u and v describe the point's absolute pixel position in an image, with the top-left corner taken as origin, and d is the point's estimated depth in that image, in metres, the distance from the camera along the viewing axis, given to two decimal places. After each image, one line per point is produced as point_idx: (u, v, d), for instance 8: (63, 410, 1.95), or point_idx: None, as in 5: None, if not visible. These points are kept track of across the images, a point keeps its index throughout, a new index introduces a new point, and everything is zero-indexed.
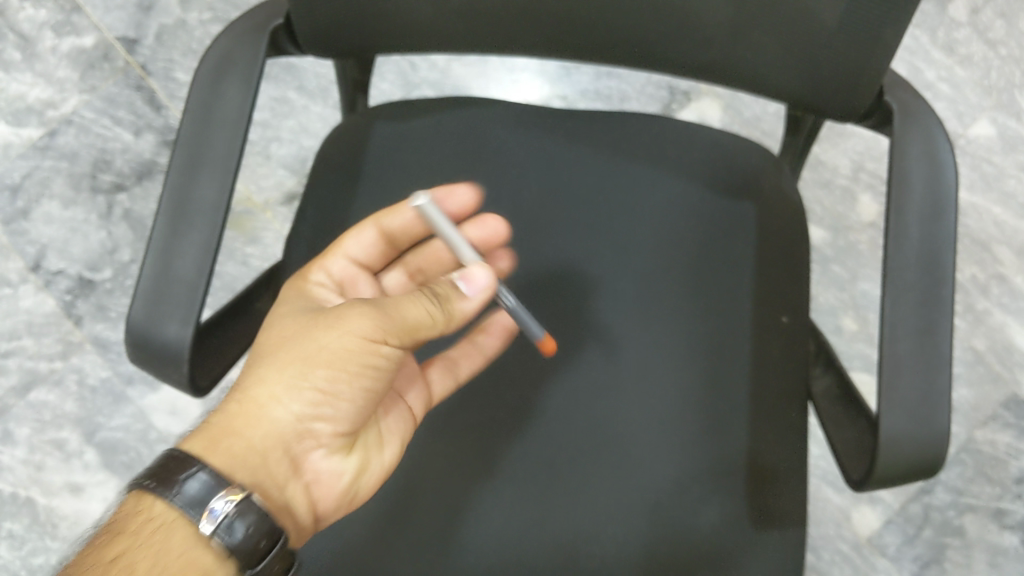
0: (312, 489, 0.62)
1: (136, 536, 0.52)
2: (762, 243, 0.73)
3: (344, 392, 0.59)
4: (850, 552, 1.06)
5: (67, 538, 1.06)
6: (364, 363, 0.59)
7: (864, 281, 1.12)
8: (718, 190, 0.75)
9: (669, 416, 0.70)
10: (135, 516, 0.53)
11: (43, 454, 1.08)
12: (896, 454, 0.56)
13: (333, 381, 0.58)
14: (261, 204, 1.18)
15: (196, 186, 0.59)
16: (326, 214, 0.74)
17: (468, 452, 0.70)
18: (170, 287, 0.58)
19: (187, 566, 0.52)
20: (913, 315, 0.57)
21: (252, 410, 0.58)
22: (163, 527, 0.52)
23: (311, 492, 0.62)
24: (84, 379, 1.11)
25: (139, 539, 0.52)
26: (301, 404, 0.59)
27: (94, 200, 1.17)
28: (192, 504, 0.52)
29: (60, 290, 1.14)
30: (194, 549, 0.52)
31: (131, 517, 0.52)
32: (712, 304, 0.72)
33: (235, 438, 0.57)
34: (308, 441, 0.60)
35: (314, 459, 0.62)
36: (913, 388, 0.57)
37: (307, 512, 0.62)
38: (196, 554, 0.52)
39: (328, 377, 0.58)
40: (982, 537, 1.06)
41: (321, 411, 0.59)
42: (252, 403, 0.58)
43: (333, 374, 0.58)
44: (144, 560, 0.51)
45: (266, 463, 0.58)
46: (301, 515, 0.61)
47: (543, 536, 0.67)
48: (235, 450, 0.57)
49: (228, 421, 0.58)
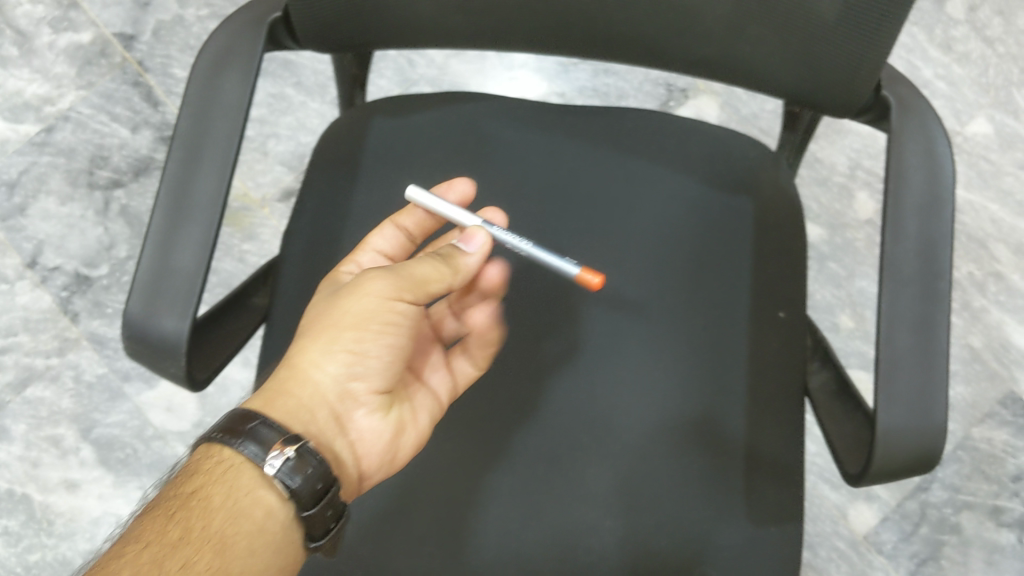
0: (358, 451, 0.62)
1: (209, 477, 0.54)
2: (760, 238, 0.73)
3: (371, 347, 0.61)
4: (847, 549, 1.06)
5: (63, 534, 1.05)
6: (384, 321, 0.61)
7: (861, 278, 1.12)
8: (716, 185, 0.75)
9: (668, 408, 0.70)
10: (207, 458, 0.55)
11: (39, 450, 1.08)
12: (894, 448, 0.56)
13: (360, 337, 0.60)
14: (258, 200, 1.18)
15: (194, 178, 0.59)
16: (323, 208, 0.74)
17: (467, 444, 0.70)
18: (169, 279, 0.58)
19: (255, 506, 0.54)
20: (911, 309, 0.57)
21: (293, 374, 0.60)
22: (233, 468, 0.54)
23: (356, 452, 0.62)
24: (81, 376, 1.11)
25: (211, 479, 0.54)
26: (337, 364, 0.60)
27: (91, 196, 1.17)
28: (261, 445, 0.54)
29: (57, 286, 1.14)
30: (260, 490, 0.54)
31: (205, 465, 0.54)
32: (711, 297, 0.72)
33: (283, 400, 0.59)
34: (348, 400, 0.62)
35: (356, 423, 0.62)
36: (911, 382, 0.57)
37: (354, 469, 0.62)
38: (263, 495, 0.54)
39: (355, 333, 0.60)
40: (979, 534, 1.06)
41: (356, 370, 0.61)
42: (291, 369, 0.60)
43: (359, 333, 0.60)
44: (217, 498, 0.53)
45: (315, 418, 0.60)
46: (350, 472, 0.62)
47: (542, 529, 0.68)
48: (288, 408, 0.59)
49: (273, 387, 0.59)
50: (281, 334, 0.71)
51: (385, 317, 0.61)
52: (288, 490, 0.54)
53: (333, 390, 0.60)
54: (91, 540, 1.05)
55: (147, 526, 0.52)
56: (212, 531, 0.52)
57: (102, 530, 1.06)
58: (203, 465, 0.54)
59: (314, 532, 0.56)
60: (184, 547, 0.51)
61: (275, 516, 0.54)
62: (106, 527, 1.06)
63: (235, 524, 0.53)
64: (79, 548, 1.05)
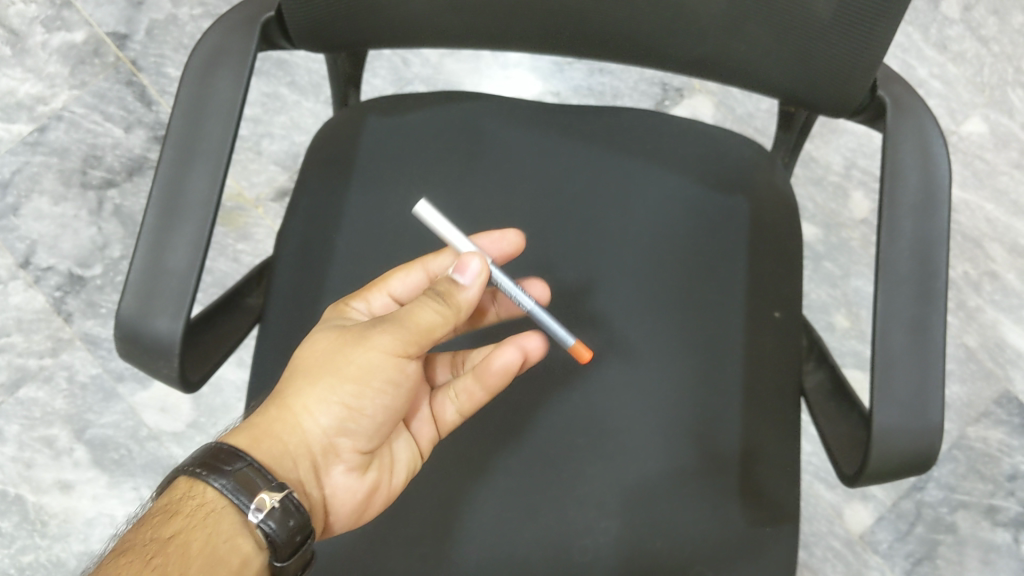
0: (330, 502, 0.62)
1: (186, 520, 0.52)
2: (756, 237, 0.73)
3: (368, 405, 0.60)
4: (842, 549, 1.06)
5: (56, 535, 1.05)
6: (387, 379, 0.59)
7: (856, 277, 1.12)
8: (711, 183, 0.74)
9: (664, 409, 0.70)
10: (186, 500, 0.53)
11: (33, 451, 1.08)
12: (888, 448, 0.57)
13: (359, 393, 0.59)
14: (252, 200, 1.17)
15: (187, 179, 0.58)
16: (317, 208, 0.74)
17: (463, 446, 0.70)
18: (162, 280, 0.57)
19: (233, 554, 0.53)
20: (907, 309, 0.57)
21: (287, 415, 0.59)
22: (213, 513, 0.53)
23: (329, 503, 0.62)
24: (75, 376, 1.10)
25: (191, 522, 0.52)
26: (330, 417, 0.59)
27: (85, 196, 1.16)
28: (243, 488, 0.53)
29: (50, 286, 1.13)
30: (239, 537, 0.54)
31: (181, 508, 0.53)
32: (707, 298, 0.72)
33: (268, 443, 0.58)
34: (331, 452, 0.61)
35: (334, 473, 0.62)
36: (907, 383, 0.56)
37: (321, 521, 0.62)
38: (242, 543, 0.53)
39: (355, 389, 0.59)
40: (974, 533, 1.06)
41: (347, 426, 0.60)
42: (284, 412, 0.59)
43: (357, 392, 0.59)
44: (196, 543, 0.52)
45: (297, 468, 0.59)
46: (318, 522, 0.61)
47: (536, 530, 0.68)
48: (273, 453, 0.58)
49: (263, 426, 0.58)
50: (275, 335, 0.71)
51: (386, 380, 0.59)
52: (265, 536, 0.53)
53: (319, 442, 0.60)
54: (85, 542, 1.05)
55: (122, 568, 0.50)
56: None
57: (96, 531, 1.05)
58: (179, 507, 0.53)
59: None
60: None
61: (249, 565, 0.54)
62: (100, 528, 1.05)
63: (212, 571, 0.52)
64: (73, 549, 1.05)
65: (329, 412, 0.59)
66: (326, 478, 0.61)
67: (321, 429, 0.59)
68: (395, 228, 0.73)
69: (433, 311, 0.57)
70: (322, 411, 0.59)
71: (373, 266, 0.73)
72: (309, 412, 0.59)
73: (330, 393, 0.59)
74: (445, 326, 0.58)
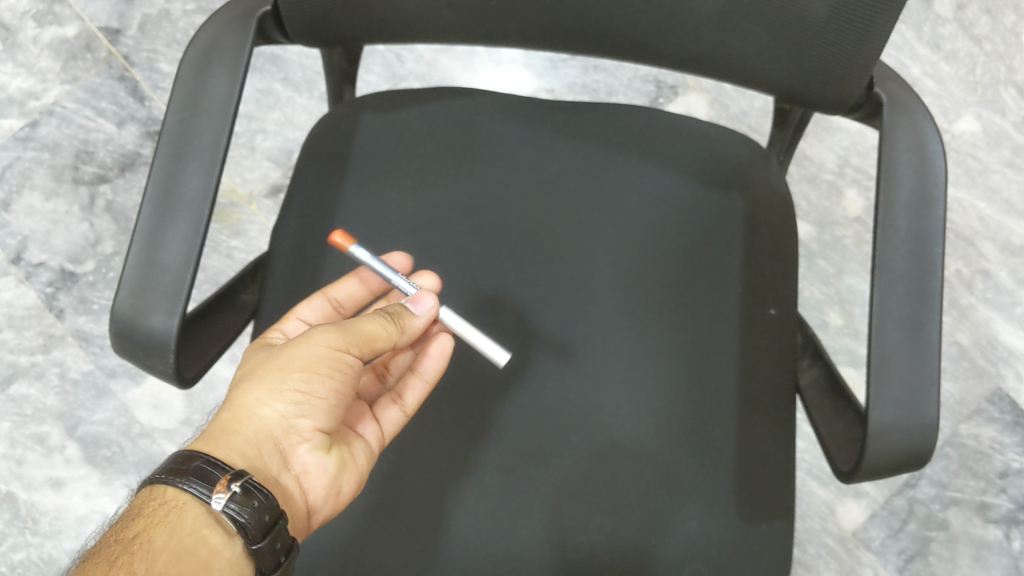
0: (302, 486, 0.60)
1: (150, 519, 0.52)
2: (752, 235, 0.73)
3: (319, 389, 0.59)
4: (835, 546, 1.06)
5: (48, 533, 1.05)
6: (335, 364, 0.60)
7: (849, 275, 1.12)
8: (707, 182, 0.74)
9: (654, 407, 0.70)
10: (150, 503, 0.53)
11: (24, 448, 1.07)
12: (884, 446, 0.57)
13: (309, 377, 0.59)
14: (246, 196, 1.17)
15: (182, 175, 0.58)
16: (313, 204, 0.74)
17: (457, 443, 0.70)
18: (156, 277, 0.57)
19: (200, 546, 0.52)
20: (902, 305, 0.57)
21: (240, 413, 0.58)
22: (176, 509, 0.53)
23: (302, 485, 0.60)
24: (66, 373, 1.10)
25: (153, 521, 0.52)
26: (285, 403, 0.58)
27: (76, 192, 1.16)
28: (205, 482, 0.52)
29: (41, 282, 1.13)
30: (206, 529, 0.53)
31: (145, 509, 0.53)
32: (700, 297, 0.72)
33: (221, 439, 0.57)
34: (292, 437, 0.59)
35: (299, 457, 0.60)
36: (901, 379, 0.57)
37: (300, 502, 0.60)
38: (209, 535, 0.52)
39: (305, 374, 0.59)
40: (967, 531, 1.06)
41: (304, 409, 0.59)
42: (236, 411, 0.58)
43: (310, 375, 0.59)
44: (160, 538, 0.51)
45: (258, 455, 0.58)
46: (297, 506, 0.60)
47: (529, 527, 0.68)
48: (232, 444, 0.57)
49: (214, 430, 0.57)
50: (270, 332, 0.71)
51: (335, 363, 0.59)
52: (235, 522, 0.51)
53: (279, 427, 0.59)
54: (77, 539, 1.04)
55: (89, 570, 0.50)
56: (156, 571, 0.50)
57: (88, 528, 1.05)
58: (143, 508, 0.53)
59: (263, 566, 0.53)
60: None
61: (219, 556, 0.52)
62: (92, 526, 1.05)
63: (179, 564, 0.51)
64: (64, 547, 1.04)
65: (282, 398, 0.58)
66: (292, 462, 0.60)
67: (276, 420, 0.58)
68: (389, 226, 0.73)
69: (375, 324, 0.61)
70: (274, 398, 0.58)
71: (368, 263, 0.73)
72: (262, 402, 0.58)
73: (281, 381, 0.59)
74: (387, 335, 0.62)
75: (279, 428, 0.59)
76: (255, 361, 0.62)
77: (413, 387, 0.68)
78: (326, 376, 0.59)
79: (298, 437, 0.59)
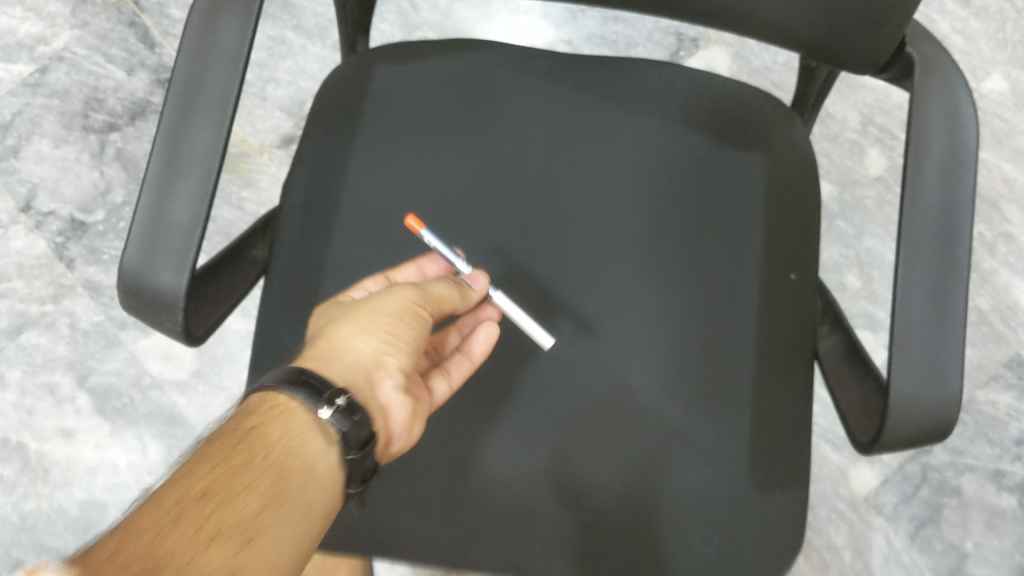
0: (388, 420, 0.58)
1: (261, 417, 0.52)
2: (774, 198, 0.71)
3: (407, 330, 0.60)
4: (847, 510, 1.04)
5: (58, 483, 1.05)
6: (419, 312, 0.61)
7: (869, 237, 1.10)
8: (729, 142, 0.72)
9: (670, 372, 0.69)
10: (258, 404, 0.53)
11: (35, 397, 1.07)
12: (905, 416, 0.56)
13: (398, 319, 0.60)
14: (257, 146, 1.15)
15: (192, 128, 0.56)
16: (323, 159, 0.72)
17: (470, 404, 0.69)
18: (165, 233, 0.56)
19: (308, 447, 0.52)
20: (927, 275, 0.56)
21: (331, 347, 0.57)
22: (286, 412, 0.52)
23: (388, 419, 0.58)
24: (76, 323, 1.09)
25: (265, 419, 0.52)
26: (376, 340, 0.58)
27: (86, 140, 1.14)
28: (313, 392, 0.53)
29: (51, 231, 1.12)
30: (312, 433, 0.52)
31: (254, 407, 0.52)
32: (719, 262, 0.70)
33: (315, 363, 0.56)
34: (380, 375, 0.58)
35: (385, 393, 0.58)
36: (924, 351, 0.55)
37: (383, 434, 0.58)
38: (315, 439, 0.52)
39: (393, 315, 0.60)
40: (979, 498, 1.04)
41: (393, 346, 0.59)
42: (327, 344, 0.57)
43: (399, 317, 0.60)
44: (273, 434, 0.51)
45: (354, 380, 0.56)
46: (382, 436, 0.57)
47: (541, 489, 0.67)
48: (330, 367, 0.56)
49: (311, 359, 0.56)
50: (280, 289, 0.70)
51: (420, 310, 0.61)
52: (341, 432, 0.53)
53: (371, 361, 0.58)
54: (87, 490, 1.05)
55: (202, 453, 0.49)
56: (269, 462, 0.50)
57: (98, 479, 1.05)
58: (252, 407, 0.52)
59: (354, 479, 0.55)
60: (246, 473, 0.49)
61: (321, 462, 0.52)
62: (102, 477, 1.05)
63: (287, 459, 0.51)
64: (75, 497, 1.04)
65: (371, 335, 0.58)
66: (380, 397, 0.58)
67: (365, 355, 0.58)
68: (401, 182, 0.72)
69: (444, 284, 0.64)
70: (363, 334, 0.58)
71: (380, 219, 0.71)
72: (351, 336, 0.58)
73: (371, 320, 0.59)
74: (455, 297, 0.64)
75: (369, 363, 0.58)
76: (326, 316, 0.61)
77: (459, 363, 0.65)
78: (411, 326, 0.60)
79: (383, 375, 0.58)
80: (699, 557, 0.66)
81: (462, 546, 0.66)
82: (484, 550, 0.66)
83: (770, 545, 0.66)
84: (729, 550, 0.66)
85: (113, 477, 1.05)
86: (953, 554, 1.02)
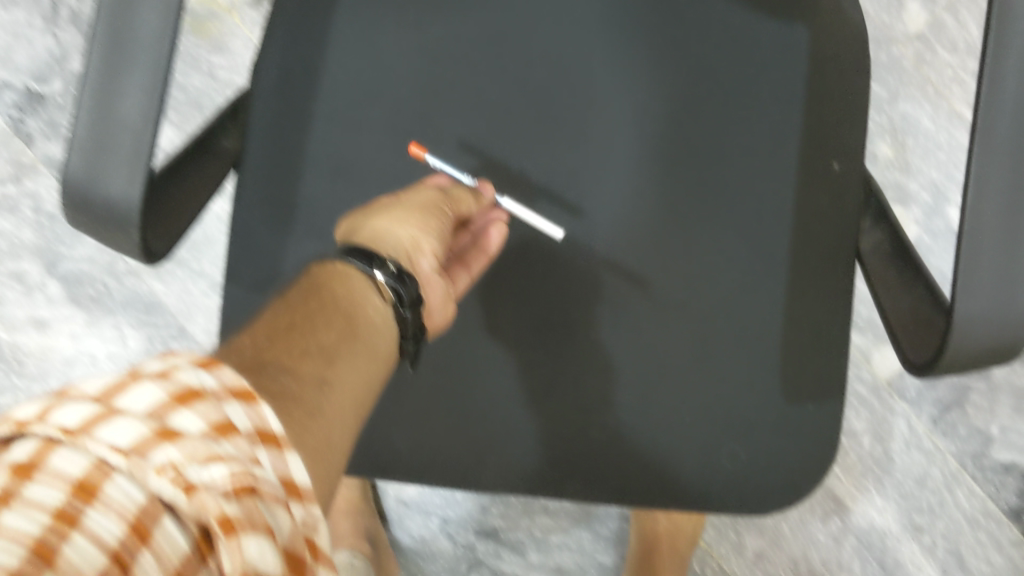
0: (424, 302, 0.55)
1: (329, 277, 0.51)
2: (816, 74, 0.62)
3: (437, 223, 0.57)
4: (868, 395, 0.99)
5: (35, 375, 0.99)
6: (442, 210, 0.58)
7: (904, 101, 1.01)
8: (768, 8, 0.62)
9: (695, 275, 0.61)
10: (320, 272, 0.52)
11: (3, 287, 1.00)
12: (968, 341, 0.49)
13: (425, 215, 0.57)
14: (226, 4, 1.04)
15: (134, 5, 0.47)
16: (299, 33, 0.62)
17: (471, 311, 0.62)
18: (112, 135, 0.47)
19: (372, 309, 0.51)
20: (1004, 177, 0.48)
21: (366, 234, 0.54)
22: (344, 273, 0.52)
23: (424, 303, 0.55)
24: (41, 206, 1.01)
25: (332, 279, 0.51)
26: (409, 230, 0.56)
27: (36, 0, 1.03)
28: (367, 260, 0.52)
29: (6, 104, 1.03)
30: (372, 297, 0.52)
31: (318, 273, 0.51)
32: (751, 148, 0.62)
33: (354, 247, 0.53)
34: (417, 262, 0.55)
35: (423, 276, 0.55)
36: (995, 265, 0.48)
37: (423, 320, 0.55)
38: (376, 302, 0.52)
39: (420, 210, 0.57)
40: (1010, 380, 0.98)
41: (424, 239, 0.56)
42: (362, 230, 0.54)
43: (426, 214, 0.57)
44: (340, 290, 0.51)
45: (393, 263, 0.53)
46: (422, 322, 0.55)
47: (550, 405, 0.61)
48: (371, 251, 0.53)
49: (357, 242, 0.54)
50: (253, 188, 0.62)
51: (444, 206, 0.59)
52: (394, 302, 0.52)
53: (408, 248, 0.55)
54: (66, 382, 0.99)
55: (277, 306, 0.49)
56: (342, 309, 0.50)
57: (76, 371, 0.99)
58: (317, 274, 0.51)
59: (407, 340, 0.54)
60: (324, 312, 0.48)
61: (387, 321, 0.52)
62: (81, 368, 0.99)
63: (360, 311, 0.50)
64: (53, 390, 0.99)
65: (404, 224, 0.56)
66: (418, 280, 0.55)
67: (401, 240, 0.55)
68: (391, 61, 0.62)
69: (463, 187, 0.61)
70: (395, 222, 0.56)
71: (366, 101, 0.62)
72: (384, 225, 0.55)
73: (398, 215, 0.56)
74: (475, 200, 0.61)
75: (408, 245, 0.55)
76: (340, 226, 0.57)
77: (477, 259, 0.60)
78: (441, 219, 0.58)
79: (420, 262, 0.55)
80: (724, 476, 0.61)
81: (466, 466, 0.61)
82: (490, 469, 0.61)
83: (801, 463, 0.61)
84: (756, 468, 0.61)
85: (92, 368, 1.00)
86: (977, 438, 0.98)
